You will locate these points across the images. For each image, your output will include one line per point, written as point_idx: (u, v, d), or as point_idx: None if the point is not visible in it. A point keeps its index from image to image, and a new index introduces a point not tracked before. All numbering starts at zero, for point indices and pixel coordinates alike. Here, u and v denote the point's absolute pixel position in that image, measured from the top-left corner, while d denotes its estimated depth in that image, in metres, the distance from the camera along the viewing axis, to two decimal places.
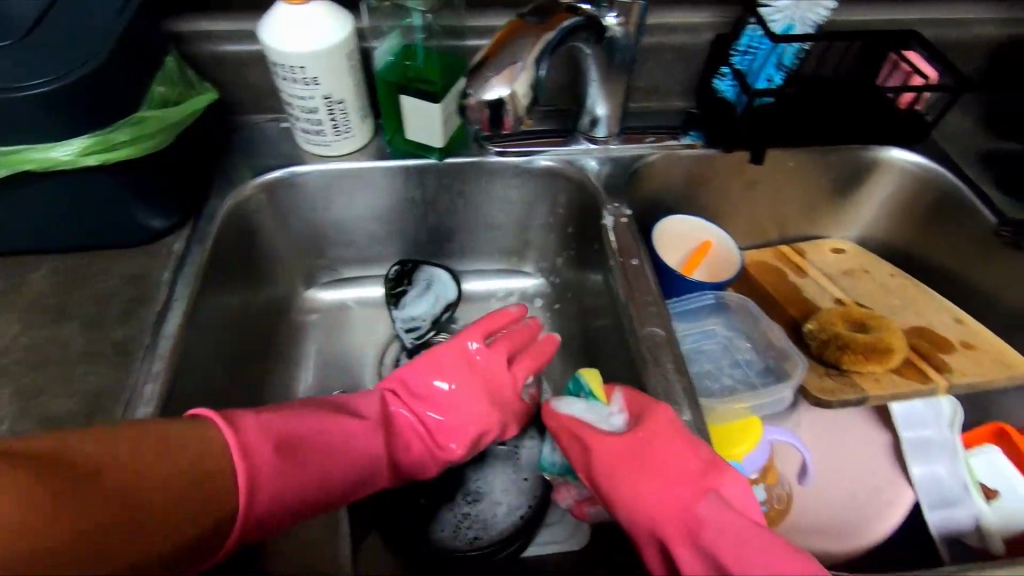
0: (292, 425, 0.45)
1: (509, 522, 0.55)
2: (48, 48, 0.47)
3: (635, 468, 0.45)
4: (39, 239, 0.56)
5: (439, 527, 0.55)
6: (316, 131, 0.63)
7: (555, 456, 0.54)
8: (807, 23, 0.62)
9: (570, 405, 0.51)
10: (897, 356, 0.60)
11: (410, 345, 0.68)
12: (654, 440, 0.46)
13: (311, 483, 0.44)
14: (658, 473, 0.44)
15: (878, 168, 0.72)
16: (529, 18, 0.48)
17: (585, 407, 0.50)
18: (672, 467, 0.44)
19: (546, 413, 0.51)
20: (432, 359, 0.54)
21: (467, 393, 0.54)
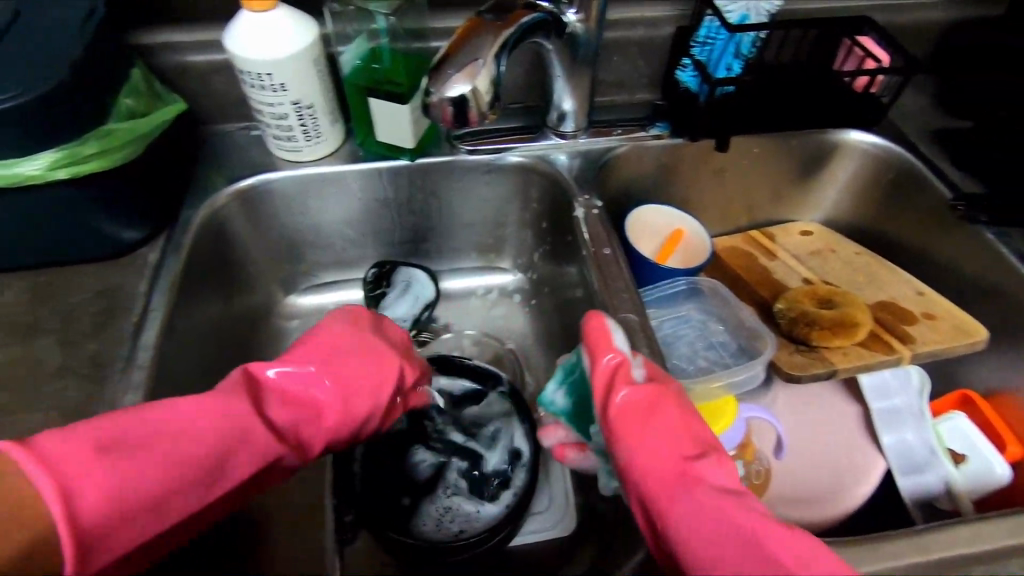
0: (171, 411, 0.40)
1: (491, 514, 0.55)
2: (10, 63, 0.47)
3: (645, 421, 0.45)
4: (10, 256, 0.56)
5: (419, 522, 0.55)
6: (287, 137, 0.64)
7: (557, 395, 0.54)
8: (760, 13, 0.65)
9: (615, 333, 0.49)
10: (863, 329, 0.62)
11: None
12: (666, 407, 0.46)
13: (187, 468, 0.39)
14: (669, 434, 0.44)
15: (838, 151, 0.74)
16: (487, 16, 0.49)
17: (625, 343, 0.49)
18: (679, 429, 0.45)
19: (591, 330, 0.49)
20: (340, 343, 0.52)
21: (369, 370, 0.51)
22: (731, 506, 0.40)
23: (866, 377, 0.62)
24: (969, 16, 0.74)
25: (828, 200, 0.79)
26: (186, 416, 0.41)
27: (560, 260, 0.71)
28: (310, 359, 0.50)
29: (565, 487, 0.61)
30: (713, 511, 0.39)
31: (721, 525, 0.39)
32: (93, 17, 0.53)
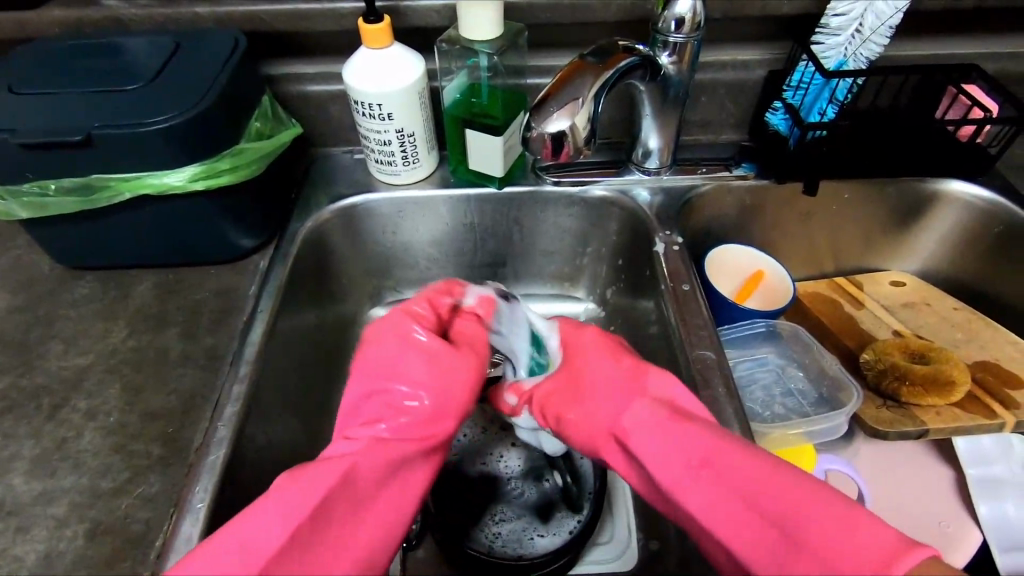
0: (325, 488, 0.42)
1: (551, 538, 0.56)
2: (169, 90, 0.55)
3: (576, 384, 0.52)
4: (146, 255, 0.63)
5: (477, 537, 0.56)
6: (388, 162, 0.69)
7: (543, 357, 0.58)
8: (860, 59, 0.63)
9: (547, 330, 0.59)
10: (960, 390, 0.58)
11: None
12: (572, 367, 0.53)
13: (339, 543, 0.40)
14: (593, 392, 0.50)
15: (938, 201, 0.71)
16: (589, 58, 0.53)
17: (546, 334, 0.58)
18: (607, 377, 0.51)
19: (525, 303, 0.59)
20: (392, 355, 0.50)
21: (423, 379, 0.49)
22: (675, 428, 0.44)
23: (960, 440, 0.58)
24: None
25: (925, 249, 0.76)
26: (287, 507, 0.40)
27: (635, 294, 0.72)
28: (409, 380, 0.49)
29: (627, 520, 0.59)
30: (660, 453, 0.43)
31: (670, 460, 0.42)
32: (237, 51, 0.61)
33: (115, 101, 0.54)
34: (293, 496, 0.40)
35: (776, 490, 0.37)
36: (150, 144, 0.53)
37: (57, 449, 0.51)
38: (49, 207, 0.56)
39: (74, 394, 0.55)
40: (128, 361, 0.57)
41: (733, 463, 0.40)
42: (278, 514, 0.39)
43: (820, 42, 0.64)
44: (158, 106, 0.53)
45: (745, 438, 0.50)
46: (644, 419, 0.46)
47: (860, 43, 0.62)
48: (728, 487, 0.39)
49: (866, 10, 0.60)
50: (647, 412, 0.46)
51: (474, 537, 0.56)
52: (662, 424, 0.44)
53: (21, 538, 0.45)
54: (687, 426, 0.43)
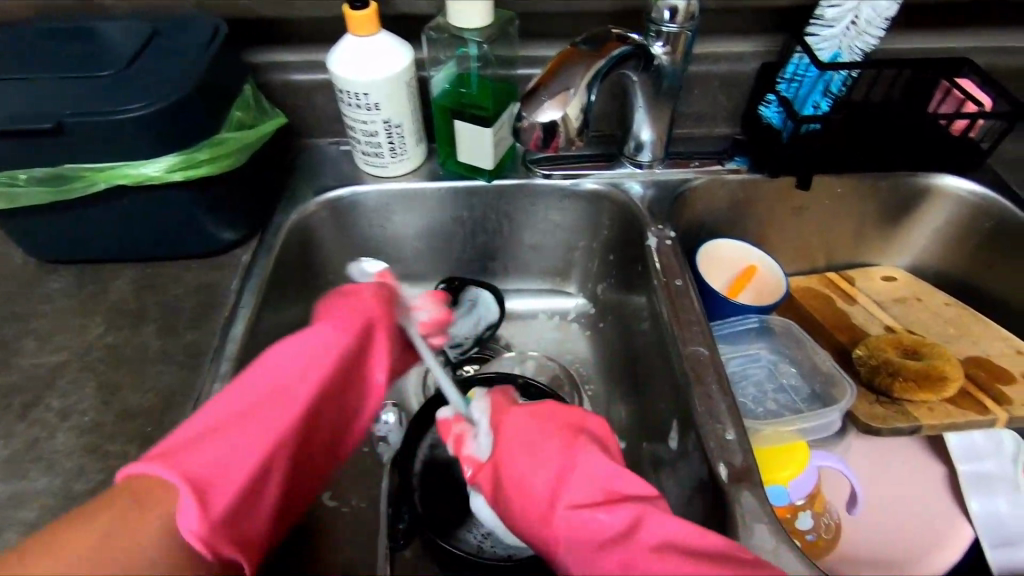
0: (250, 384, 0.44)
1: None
2: (146, 76, 0.53)
3: (518, 449, 0.46)
4: (123, 249, 0.61)
5: (464, 536, 0.55)
6: (375, 154, 0.67)
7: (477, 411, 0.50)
8: (855, 51, 0.62)
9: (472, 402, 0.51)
10: (953, 385, 0.58)
11: (454, 360, 0.70)
12: (501, 447, 0.47)
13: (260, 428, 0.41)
14: (527, 462, 0.45)
15: (931, 196, 0.71)
16: (581, 46, 0.51)
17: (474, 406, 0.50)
18: (540, 464, 0.45)
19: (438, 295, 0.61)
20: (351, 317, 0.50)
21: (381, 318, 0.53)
22: (601, 519, 0.41)
23: (953, 436, 0.58)
24: None
25: (917, 244, 0.75)
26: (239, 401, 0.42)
27: (628, 289, 0.71)
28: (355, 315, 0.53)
29: None
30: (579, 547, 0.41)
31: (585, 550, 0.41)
32: (217, 37, 0.59)
33: (88, 87, 0.52)
34: (233, 399, 0.43)
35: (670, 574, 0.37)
36: (126, 132, 0.51)
37: (29, 450, 0.49)
38: (20, 197, 0.53)
39: (48, 393, 0.53)
40: (105, 358, 0.55)
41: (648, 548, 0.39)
42: (223, 409, 0.42)
43: (814, 34, 0.63)
44: (134, 94, 0.51)
45: (738, 436, 0.49)
46: (576, 514, 0.42)
47: (855, 36, 0.61)
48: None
49: (861, 3, 0.59)
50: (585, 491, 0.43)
51: (461, 536, 0.55)
52: (586, 519, 0.41)
53: None
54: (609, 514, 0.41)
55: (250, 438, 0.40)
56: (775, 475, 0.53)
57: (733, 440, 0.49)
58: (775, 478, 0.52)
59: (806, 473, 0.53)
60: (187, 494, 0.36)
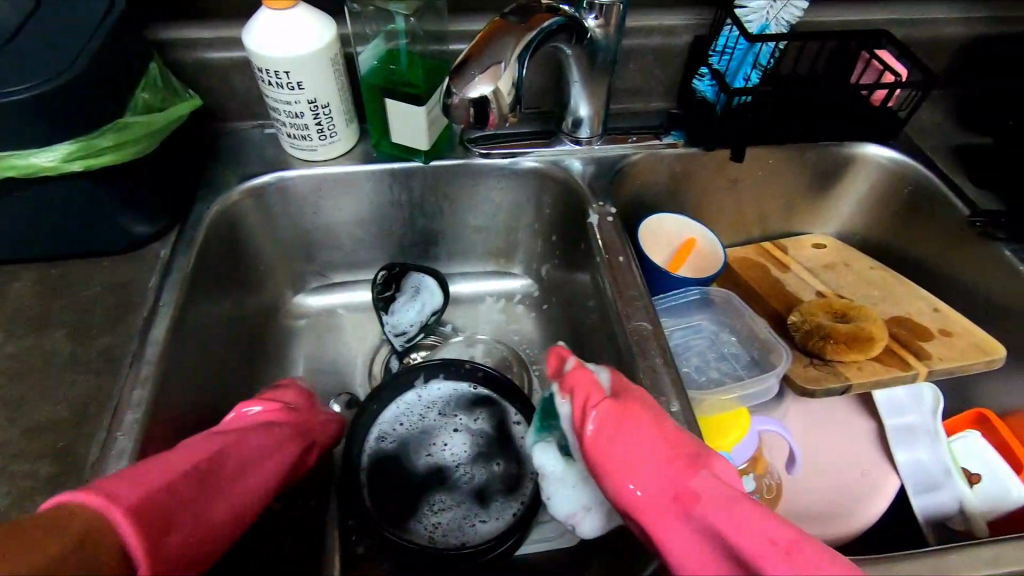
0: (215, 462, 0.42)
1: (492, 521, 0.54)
2: (29, 54, 0.47)
3: (623, 437, 0.43)
4: (20, 249, 0.55)
5: (416, 526, 0.54)
6: (302, 137, 0.63)
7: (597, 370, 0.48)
8: (781, 23, 0.64)
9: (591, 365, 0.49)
10: (879, 345, 0.61)
11: (400, 348, 0.69)
12: (623, 419, 0.44)
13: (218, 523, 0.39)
14: (656, 451, 0.42)
15: (855, 164, 0.74)
16: (510, 18, 0.49)
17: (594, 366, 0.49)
18: (665, 440, 0.43)
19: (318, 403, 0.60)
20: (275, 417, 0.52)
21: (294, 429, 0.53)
22: (737, 508, 0.37)
23: (880, 393, 0.61)
24: (986, 33, 0.74)
25: (844, 212, 0.78)
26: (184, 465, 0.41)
27: (572, 267, 0.70)
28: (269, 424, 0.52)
29: None
30: (714, 527, 0.37)
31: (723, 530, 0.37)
32: (113, 10, 0.53)
33: None
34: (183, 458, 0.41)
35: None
36: (9, 118, 0.45)
37: None
38: None
39: None
40: (5, 370, 0.50)
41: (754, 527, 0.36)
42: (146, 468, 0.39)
43: (743, 6, 0.63)
44: (15, 74, 0.46)
45: (683, 407, 0.50)
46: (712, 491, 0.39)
47: (780, 7, 0.63)
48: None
49: None
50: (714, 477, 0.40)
51: (414, 526, 0.54)
52: (732, 497, 0.38)
53: None
54: (748, 506, 0.38)
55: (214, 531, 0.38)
56: (720, 442, 0.54)
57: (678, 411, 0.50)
58: (719, 445, 0.54)
59: (747, 439, 0.55)
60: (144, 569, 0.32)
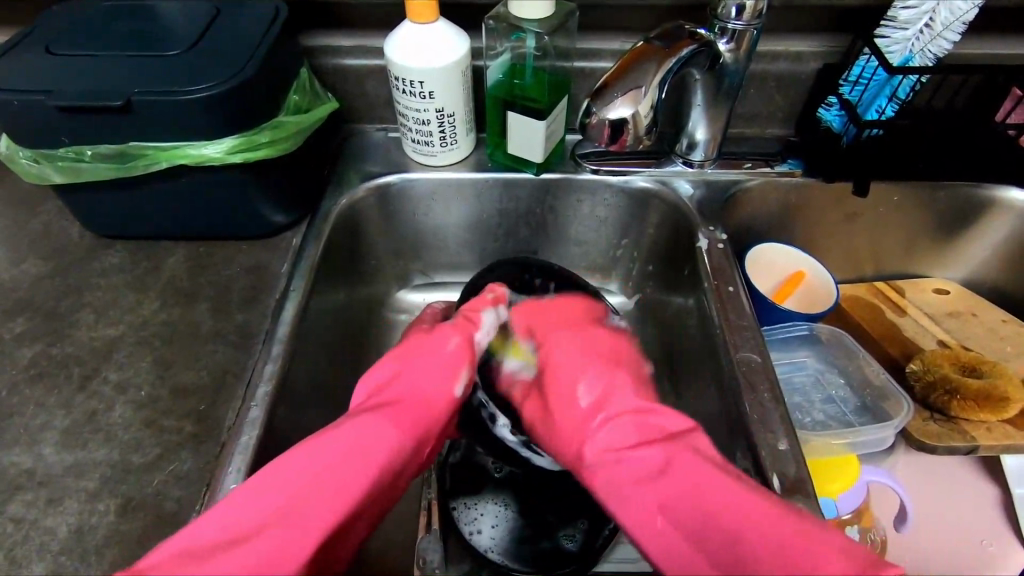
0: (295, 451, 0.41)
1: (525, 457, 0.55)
2: (207, 58, 0.53)
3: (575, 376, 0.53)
4: (176, 228, 0.62)
5: (473, 500, 0.56)
6: (425, 143, 0.67)
7: None
8: (927, 56, 0.60)
9: (487, 318, 0.57)
10: (1014, 407, 0.57)
11: None
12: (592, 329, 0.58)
13: (312, 521, 0.37)
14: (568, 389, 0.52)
15: (993, 208, 0.69)
16: (654, 43, 0.52)
17: (492, 321, 0.57)
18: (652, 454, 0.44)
19: (449, 330, 0.54)
20: (418, 349, 0.52)
21: (435, 361, 0.51)
22: (703, 475, 0.41)
23: (1010, 459, 0.57)
24: None
25: (974, 257, 0.73)
26: (301, 484, 0.39)
27: (670, 288, 0.70)
28: (418, 369, 0.50)
29: None
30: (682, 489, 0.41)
31: (619, 477, 0.44)
32: (278, 20, 0.59)
33: (154, 67, 0.52)
34: (258, 493, 0.38)
35: (755, 525, 0.37)
36: (190, 112, 0.51)
37: (88, 421, 0.50)
38: (85, 172, 0.54)
39: (105, 366, 0.54)
40: (159, 334, 0.56)
41: (699, 490, 0.40)
42: (298, 476, 0.39)
43: (885, 36, 0.61)
44: (197, 75, 0.51)
45: (791, 446, 0.49)
46: (610, 439, 0.47)
47: (928, 39, 0.59)
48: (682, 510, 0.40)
49: (938, 5, 0.56)
50: (657, 451, 0.44)
51: (468, 502, 0.56)
52: (680, 471, 0.42)
53: (52, 511, 0.45)
54: (719, 479, 0.40)
55: (275, 501, 0.38)
56: (824, 487, 0.53)
57: (785, 450, 0.48)
58: (823, 490, 0.53)
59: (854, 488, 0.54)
60: (190, 534, 0.36)
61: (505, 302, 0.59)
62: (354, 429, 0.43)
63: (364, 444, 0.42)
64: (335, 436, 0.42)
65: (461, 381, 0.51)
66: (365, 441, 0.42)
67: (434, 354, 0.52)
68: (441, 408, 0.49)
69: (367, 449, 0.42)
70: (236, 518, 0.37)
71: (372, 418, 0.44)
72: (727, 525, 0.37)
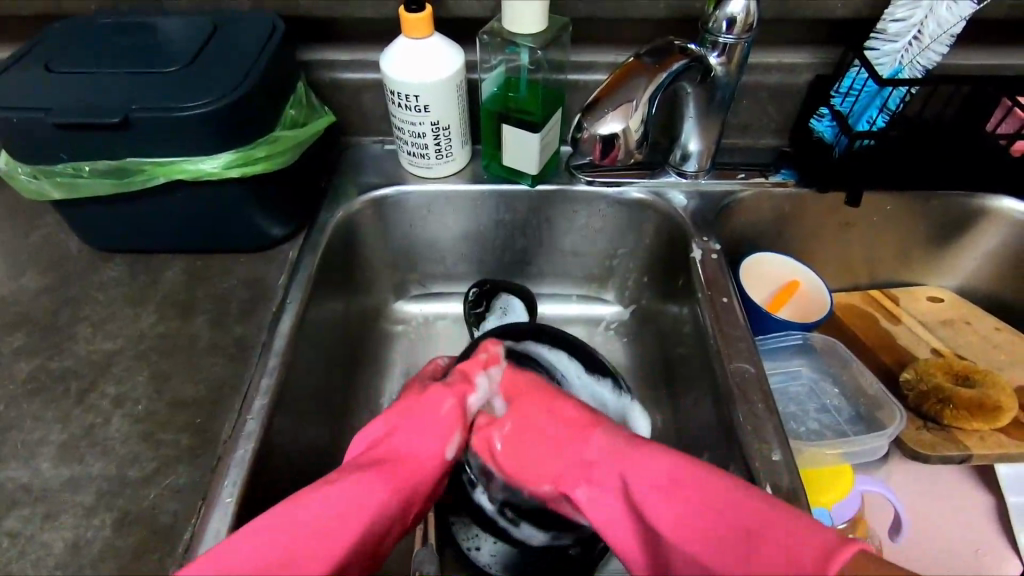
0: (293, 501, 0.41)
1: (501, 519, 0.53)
2: (203, 74, 0.54)
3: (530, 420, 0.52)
4: (175, 241, 0.62)
5: (475, 520, 0.55)
6: (421, 155, 0.68)
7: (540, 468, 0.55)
8: (916, 67, 0.61)
9: (483, 381, 0.55)
10: (1007, 415, 0.58)
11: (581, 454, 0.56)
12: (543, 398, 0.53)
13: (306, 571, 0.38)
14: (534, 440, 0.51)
15: (985, 217, 0.69)
16: (645, 58, 0.52)
17: (486, 382, 0.55)
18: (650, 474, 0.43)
19: (440, 390, 0.53)
20: (413, 411, 0.52)
21: (432, 423, 0.51)
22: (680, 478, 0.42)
23: (1004, 467, 0.57)
24: None
25: (967, 266, 0.74)
26: (293, 530, 0.40)
27: (666, 299, 0.70)
28: (414, 433, 0.50)
29: None
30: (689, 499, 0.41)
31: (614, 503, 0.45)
32: (275, 36, 0.59)
33: (151, 84, 0.53)
34: (252, 540, 0.39)
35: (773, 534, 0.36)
36: (186, 128, 0.51)
37: (85, 435, 0.50)
38: (83, 187, 0.55)
39: (102, 379, 0.54)
40: (156, 348, 0.56)
41: (704, 485, 0.41)
42: (297, 521, 0.40)
43: (875, 48, 0.61)
44: (194, 92, 0.52)
45: (784, 456, 0.49)
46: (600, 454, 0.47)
47: (918, 50, 0.59)
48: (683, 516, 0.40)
49: (926, 17, 0.57)
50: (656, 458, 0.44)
51: (469, 522, 0.55)
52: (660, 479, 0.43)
53: (49, 525, 0.45)
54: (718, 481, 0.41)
55: (274, 545, 0.39)
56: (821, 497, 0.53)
57: (779, 461, 0.48)
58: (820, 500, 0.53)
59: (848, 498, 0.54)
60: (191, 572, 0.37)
61: (499, 362, 0.57)
62: (342, 482, 0.44)
63: (352, 496, 0.43)
64: (326, 488, 0.43)
65: (453, 444, 0.51)
66: (358, 495, 0.43)
67: (432, 415, 0.52)
68: (431, 471, 0.49)
69: (354, 507, 0.42)
70: (229, 562, 0.37)
71: (368, 474, 0.45)
72: (751, 523, 0.38)
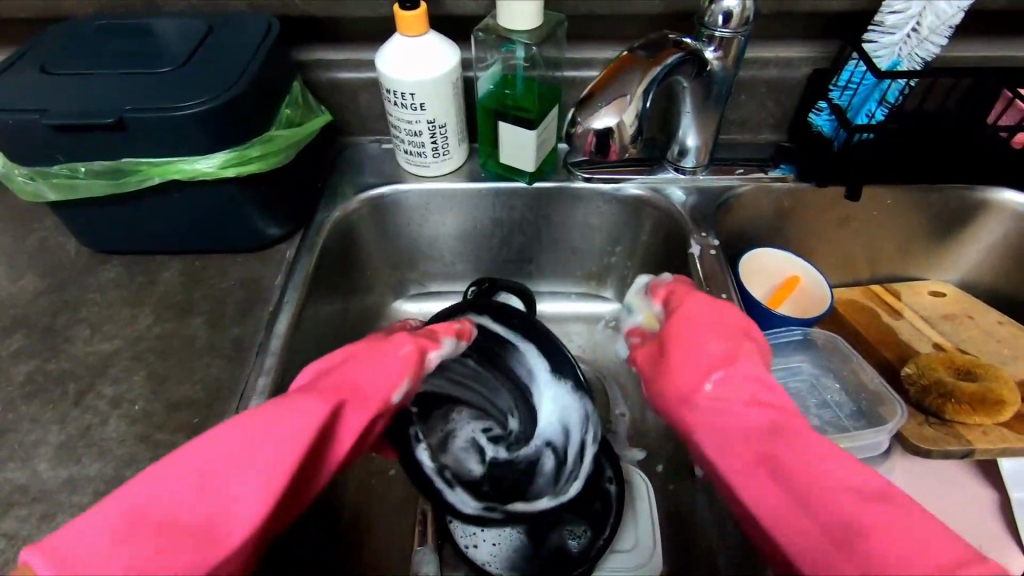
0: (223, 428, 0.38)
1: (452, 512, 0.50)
2: (198, 74, 0.54)
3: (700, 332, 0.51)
4: (172, 243, 0.62)
5: None
6: (417, 154, 0.67)
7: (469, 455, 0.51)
8: (915, 59, 0.60)
9: (447, 345, 0.51)
10: (1010, 409, 0.57)
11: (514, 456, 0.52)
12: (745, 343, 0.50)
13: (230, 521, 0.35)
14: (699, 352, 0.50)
15: (987, 210, 0.69)
16: (639, 52, 0.52)
17: (452, 347, 0.51)
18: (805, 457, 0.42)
19: (402, 335, 0.50)
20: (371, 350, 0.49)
21: (383, 359, 0.48)
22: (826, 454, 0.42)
23: (1007, 462, 0.57)
24: None
25: (969, 259, 0.73)
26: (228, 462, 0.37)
27: None
28: (364, 367, 0.47)
29: (653, 526, 0.57)
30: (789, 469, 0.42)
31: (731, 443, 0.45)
32: (270, 36, 0.59)
33: (146, 85, 0.53)
34: (178, 475, 0.36)
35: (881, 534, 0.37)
36: (181, 128, 0.51)
37: (82, 437, 0.50)
38: (80, 189, 0.55)
39: (100, 381, 0.54)
40: (153, 348, 0.56)
41: (802, 452, 0.42)
42: (227, 457, 0.37)
43: (873, 41, 0.61)
44: (189, 92, 0.52)
45: None
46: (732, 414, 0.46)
47: (915, 43, 0.59)
48: (794, 486, 0.41)
49: (924, 9, 0.57)
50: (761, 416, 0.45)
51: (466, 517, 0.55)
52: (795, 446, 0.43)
53: (46, 526, 0.45)
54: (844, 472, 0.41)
55: (199, 486, 0.36)
56: None
57: None
58: None
59: None
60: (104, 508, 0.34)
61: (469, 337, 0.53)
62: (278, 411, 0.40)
63: (290, 431, 0.39)
64: (261, 416, 0.39)
65: (400, 389, 0.47)
66: (294, 428, 0.39)
67: (386, 352, 0.48)
68: (374, 408, 0.45)
69: (287, 444, 0.38)
70: (144, 497, 0.35)
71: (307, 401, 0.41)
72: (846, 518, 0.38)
